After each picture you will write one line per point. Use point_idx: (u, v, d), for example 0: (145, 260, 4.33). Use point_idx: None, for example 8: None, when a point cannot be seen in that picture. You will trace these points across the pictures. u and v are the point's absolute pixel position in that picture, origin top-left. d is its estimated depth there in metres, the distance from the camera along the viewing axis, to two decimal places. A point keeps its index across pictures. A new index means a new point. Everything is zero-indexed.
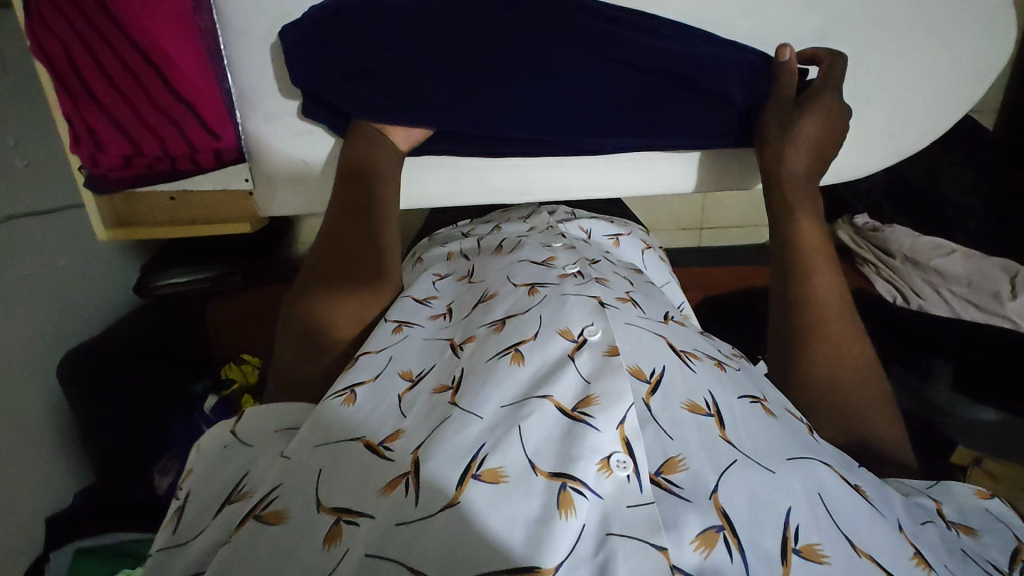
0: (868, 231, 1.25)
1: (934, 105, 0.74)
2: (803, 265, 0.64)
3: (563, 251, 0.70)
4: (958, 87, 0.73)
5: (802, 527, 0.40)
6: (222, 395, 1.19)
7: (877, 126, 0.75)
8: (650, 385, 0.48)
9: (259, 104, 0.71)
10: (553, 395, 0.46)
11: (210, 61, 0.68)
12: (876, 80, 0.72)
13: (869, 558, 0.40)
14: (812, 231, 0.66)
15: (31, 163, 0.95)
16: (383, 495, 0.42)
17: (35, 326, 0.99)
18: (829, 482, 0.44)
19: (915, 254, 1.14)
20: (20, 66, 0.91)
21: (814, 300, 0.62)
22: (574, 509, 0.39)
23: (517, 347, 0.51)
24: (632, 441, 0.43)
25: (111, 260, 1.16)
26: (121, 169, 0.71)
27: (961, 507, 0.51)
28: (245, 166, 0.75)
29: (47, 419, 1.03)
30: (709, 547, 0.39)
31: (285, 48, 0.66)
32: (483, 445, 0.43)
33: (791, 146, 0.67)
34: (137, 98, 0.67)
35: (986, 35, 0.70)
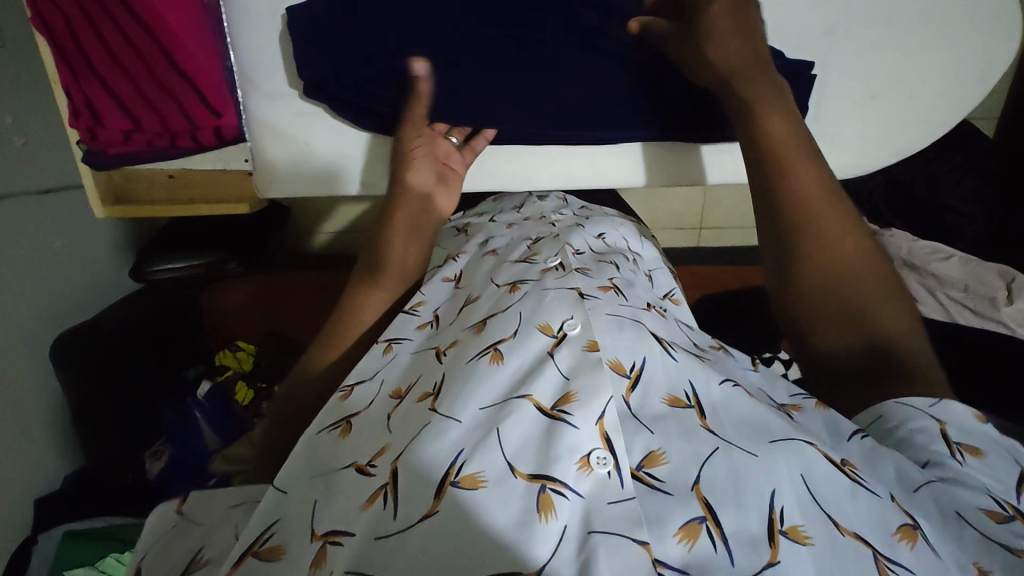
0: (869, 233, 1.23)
1: (939, 103, 0.73)
2: (778, 163, 0.58)
3: (544, 243, 0.68)
4: (961, 87, 0.72)
5: (785, 509, 0.39)
6: (217, 381, 1.19)
7: (880, 125, 0.74)
8: (630, 380, 0.47)
9: (260, 85, 0.70)
10: (531, 394, 0.45)
11: (213, 40, 0.68)
12: (881, 78, 0.72)
13: (853, 536, 0.39)
14: (778, 116, 0.60)
15: (29, 142, 0.94)
16: (362, 511, 0.43)
17: (29, 307, 0.98)
18: (816, 463, 0.42)
19: (913, 259, 1.12)
20: (19, 45, 0.90)
21: (794, 197, 0.57)
22: (553, 511, 0.39)
23: (496, 346, 0.51)
24: (612, 437, 0.43)
25: (107, 242, 1.15)
26: (120, 144, 0.71)
27: (964, 428, 0.47)
28: (246, 146, 0.74)
29: (38, 400, 1.02)
30: (692, 539, 0.38)
31: (292, 32, 0.67)
32: (462, 452, 0.42)
33: (712, 43, 0.61)
34: (139, 74, 0.67)
35: (988, 38, 0.70)
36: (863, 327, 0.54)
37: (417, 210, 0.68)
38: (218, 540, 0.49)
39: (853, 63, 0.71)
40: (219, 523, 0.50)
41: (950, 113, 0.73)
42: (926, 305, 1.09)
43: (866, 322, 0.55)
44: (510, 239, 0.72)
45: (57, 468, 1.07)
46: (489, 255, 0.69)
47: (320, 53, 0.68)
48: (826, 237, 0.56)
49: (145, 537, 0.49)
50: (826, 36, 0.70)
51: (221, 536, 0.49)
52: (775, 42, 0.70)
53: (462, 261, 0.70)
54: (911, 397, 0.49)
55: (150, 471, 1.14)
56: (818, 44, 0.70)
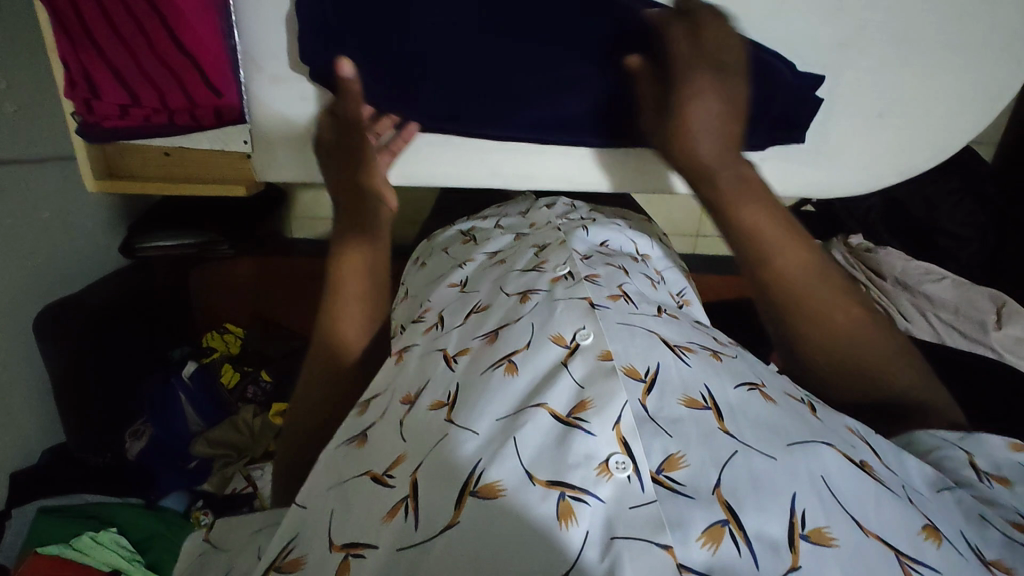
0: (862, 251, 1.27)
1: (943, 127, 0.74)
2: (764, 246, 0.58)
3: (551, 250, 0.67)
4: (974, 110, 0.72)
5: (807, 512, 0.39)
6: (201, 363, 1.20)
7: (884, 145, 0.74)
8: (646, 384, 0.47)
9: (265, 66, 0.68)
10: (547, 402, 0.45)
11: (217, 21, 0.65)
12: (887, 96, 0.72)
13: (875, 537, 0.38)
14: (751, 203, 0.59)
15: (21, 109, 0.92)
16: (384, 524, 0.43)
17: (13, 276, 0.96)
18: (832, 465, 0.42)
19: (906, 279, 1.18)
20: (16, 8, 0.87)
21: (782, 279, 0.57)
22: (574, 518, 0.39)
23: (511, 357, 0.51)
24: (630, 442, 0.43)
25: (98, 215, 1.13)
26: (116, 118, 0.69)
27: (993, 458, 0.47)
28: (245, 127, 0.71)
29: (17, 373, 0.99)
30: (716, 543, 0.37)
31: (302, 18, 0.66)
32: (480, 460, 0.43)
33: (688, 134, 0.61)
34: (137, 45, 0.64)
35: (1001, 63, 0.70)
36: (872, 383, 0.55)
37: (373, 221, 0.68)
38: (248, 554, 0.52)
39: (866, 78, 0.71)
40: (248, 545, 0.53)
41: (952, 137, 0.74)
42: (915, 324, 1.17)
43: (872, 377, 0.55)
44: (518, 248, 0.71)
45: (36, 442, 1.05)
46: (499, 264, 0.69)
47: (334, 47, 0.66)
48: (822, 307, 0.56)
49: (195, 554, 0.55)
50: (841, 49, 0.69)
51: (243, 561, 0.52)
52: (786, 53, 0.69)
53: (470, 269, 0.71)
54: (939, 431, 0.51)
55: (130, 452, 1.14)
56: (834, 57, 0.69)
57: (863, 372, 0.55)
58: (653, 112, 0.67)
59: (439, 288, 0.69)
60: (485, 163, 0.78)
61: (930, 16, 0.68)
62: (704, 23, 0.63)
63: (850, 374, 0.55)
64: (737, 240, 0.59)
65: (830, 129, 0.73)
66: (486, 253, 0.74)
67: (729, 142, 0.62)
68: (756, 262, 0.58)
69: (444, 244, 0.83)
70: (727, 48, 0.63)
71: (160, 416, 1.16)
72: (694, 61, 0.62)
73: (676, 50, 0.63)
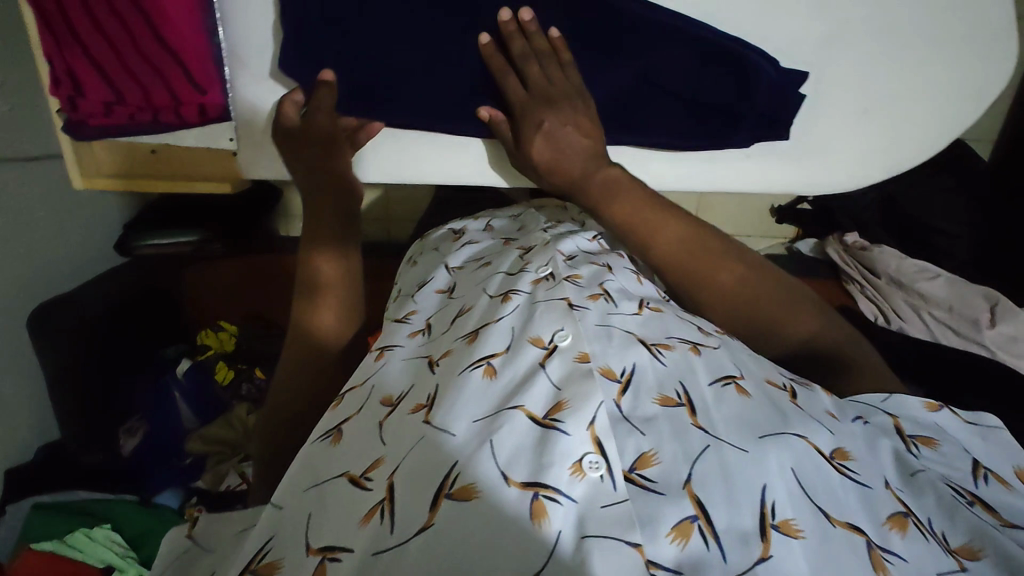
0: (857, 250, 1.28)
1: (927, 123, 0.73)
2: (642, 230, 0.62)
3: (535, 252, 0.67)
4: (957, 112, 0.73)
5: (777, 503, 0.40)
6: (196, 360, 1.21)
7: (866, 143, 0.74)
8: (621, 385, 0.47)
9: (248, 62, 0.67)
10: (524, 404, 0.45)
11: (201, 14, 0.64)
12: (869, 94, 0.72)
13: (843, 526, 0.40)
14: (622, 195, 0.63)
15: (14, 109, 0.92)
16: (360, 528, 0.43)
17: (9, 275, 0.97)
18: (805, 457, 0.43)
19: (900, 277, 1.21)
20: (7, 8, 0.88)
21: (668, 257, 0.61)
22: (547, 517, 0.39)
23: (489, 359, 0.50)
24: (603, 440, 0.43)
25: (93, 214, 1.13)
26: (101, 117, 0.67)
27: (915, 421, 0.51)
28: (230, 126, 0.70)
29: (12, 371, 1.00)
30: (685, 538, 0.38)
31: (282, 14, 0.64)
32: (456, 464, 0.43)
33: (553, 151, 0.65)
34: (120, 42, 0.63)
35: (986, 61, 0.70)
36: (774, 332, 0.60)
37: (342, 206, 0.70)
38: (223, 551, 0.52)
39: (848, 78, 0.71)
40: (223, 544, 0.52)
41: (936, 133, 0.73)
42: (909, 322, 1.19)
43: (772, 326, 0.60)
44: (504, 250, 0.71)
45: (32, 439, 1.06)
46: (483, 267, 0.69)
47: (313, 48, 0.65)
48: (713, 273, 0.61)
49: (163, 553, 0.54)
50: (827, 44, 0.69)
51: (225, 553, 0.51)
52: (770, 50, 0.69)
53: (455, 273, 0.71)
54: (862, 395, 0.54)
55: (125, 449, 1.13)
56: (820, 53, 0.69)
57: (764, 323, 0.61)
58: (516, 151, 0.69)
59: (426, 292, 0.69)
60: (469, 162, 0.76)
61: (913, 12, 0.67)
62: (533, 65, 0.64)
63: (753, 326, 0.61)
64: (620, 228, 0.63)
65: (811, 130, 0.74)
66: (473, 255, 0.74)
67: (591, 154, 0.65)
68: (641, 245, 0.62)
69: (434, 244, 0.84)
70: (566, 86, 0.65)
71: (156, 412, 1.16)
72: (533, 104, 0.65)
73: (513, 100, 0.65)
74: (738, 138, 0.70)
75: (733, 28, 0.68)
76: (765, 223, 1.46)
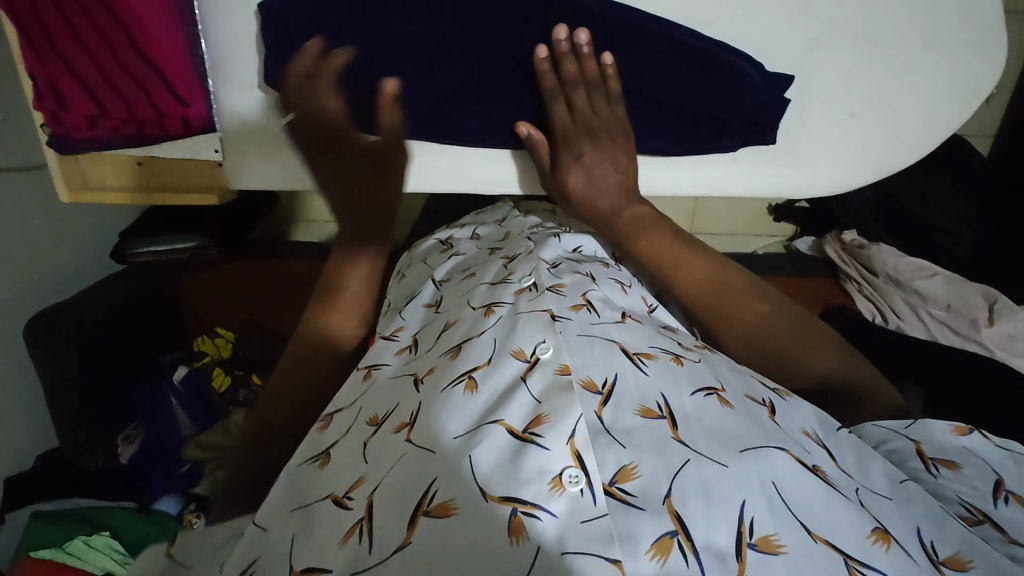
0: (857, 249, 1.27)
1: (909, 127, 0.73)
2: (667, 261, 0.64)
3: (519, 261, 0.67)
4: (948, 112, 0.72)
5: (756, 520, 0.39)
6: (194, 367, 1.21)
7: (850, 148, 0.74)
8: (602, 396, 0.47)
9: (231, 74, 0.66)
10: (503, 418, 0.45)
11: (183, 28, 0.62)
12: (858, 97, 0.71)
13: (825, 542, 0.39)
14: (645, 227, 0.65)
15: (9, 121, 0.93)
16: (339, 547, 0.43)
17: (7, 285, 0.98)
18: (783, 470, 0.43)
19: (898, 275, 1.20)
20: None
21: (691, 287, 0.63)
22: (525, 534, 0.39)
23: (471, 373, 0.51)
24: (583, 455, 0.42)
25: (90, 223, 1.14)
26: (87, 129, 0.64)
27: (940, 447, 0.50)
28: (217, 136, 0.68)
29: (11, 381, 1.01)
30: (664, 555, 0.38)
31: (263, 26, 0.63)
32: (434, 481, 0.43)
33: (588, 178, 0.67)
34: (102, 53, 0.59)
35: (977, 59, 0.69)
36: (790, 364, 0.58)
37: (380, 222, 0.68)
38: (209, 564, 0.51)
39: (834, 82, 0.70)
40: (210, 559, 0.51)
41: (921, 137, 0.73)
42: (906, 320, 1.18)
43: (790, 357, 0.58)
44: (489, 260, 0.71)
45: (32, 447, 1.07)
46: (469, 277, 0.69)
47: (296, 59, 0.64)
48: (735, 305, 0.61)
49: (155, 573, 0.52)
50: (812, 48, 0.68)
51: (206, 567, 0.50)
52: (756, 55, 0.68)
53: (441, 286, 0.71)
54: (886, 420, 0.54)
55: (123, 456, 1.14)
56: (805, 57, 0.69)
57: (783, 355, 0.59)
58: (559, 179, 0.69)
59: (414, 307, 0.70)
60: (458, 169, 0.75)
61: (900, 16, 0.67)
62: (580, 91, 0.65)
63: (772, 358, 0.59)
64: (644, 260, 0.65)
65: (796, 134, 0.73)
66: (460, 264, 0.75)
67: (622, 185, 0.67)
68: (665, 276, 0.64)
69: (423, 254, 0.85)
70: (609, 118, 0.66)
71: (156, 420, 1.17)
72: (575, 133, 0.66)
73: (558, 124, 0.66)
74: (724, 142, 0.70)
75: (718, 34, 0.67)
76: (760, 219, 1.45)
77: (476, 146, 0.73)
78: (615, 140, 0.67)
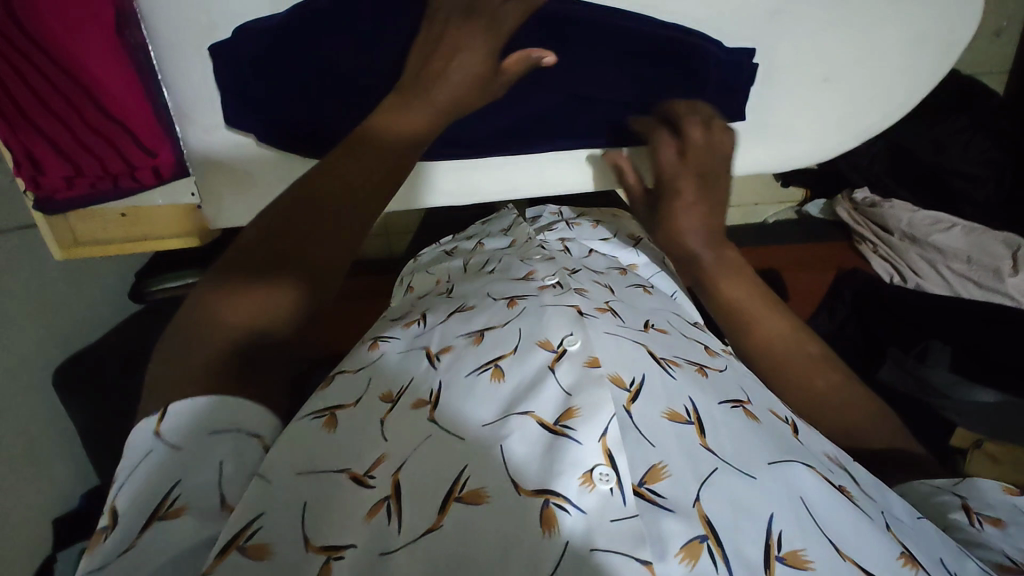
0: (867, 207, 1.21)
1: (886, 85, 0.74)
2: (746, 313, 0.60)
3: (540, 262, 0.66)
4: (926, 65, 0.73)
5: (784, 533, 0.39)
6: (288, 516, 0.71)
7: (833, 111, 0.75)
8: (630, 393, 0.46)
9: (196, 116, 0.65)
10: (533, 411, 0.44)
11: (144, 82, 0.61)
12: (822, 62, 0.72)
13: (852, 561, 0.38)
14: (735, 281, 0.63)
15: None
16: (363, 521, 0.38)
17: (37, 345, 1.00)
18: (808, 484, 0.42)
19: (913, 232, 1.15)
20: None
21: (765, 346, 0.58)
22: (557, 526, 0.38)
23: (497, 362, 0.48)
24: (615, 453, 0.41)
25: (106, 269, 1.18)
26: (66, 190, 0.65)
27: (989, 502, 0.47)
28: (190, 180, 0.69)
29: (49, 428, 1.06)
30: (694, 559, 0.37)
31: (214, 68, 0.63)
32: (465, 468, 0.41)
33: (686, 207, 0.66)
34: (68, 116, 0.60)
35: (957, 5, 0.70)
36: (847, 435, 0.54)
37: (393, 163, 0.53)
38: (201, 472, 0.39)
39: (805, 44, 0.70)
40: (204, 461, 0.39)
41: (897, 93, 0.75)
42: (927, 278, 1.14)
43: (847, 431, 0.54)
44: (506, 258, 0.70)
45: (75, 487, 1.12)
46: (487, 275, 0.66)
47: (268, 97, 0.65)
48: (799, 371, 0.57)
49: (127, 457, 0.40)
50: (771, 17, 0.68)
51: (207, 471, 0.39)
52: (714, 30, 0.68)
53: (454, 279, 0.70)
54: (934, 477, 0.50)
55: None
56: (764, 27, 0.68)
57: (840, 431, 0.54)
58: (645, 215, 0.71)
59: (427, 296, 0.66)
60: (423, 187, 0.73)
61: None
62: (692, 132, 0.67)
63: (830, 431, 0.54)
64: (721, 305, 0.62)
65: (771, 105, 0.73)
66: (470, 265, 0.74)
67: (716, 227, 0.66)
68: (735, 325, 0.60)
69: (428, 266, 0.82)
70: (717, 156, 0.67)
71: None
72: (681, 171, 0.67)
73: (664, 165, 0.67)
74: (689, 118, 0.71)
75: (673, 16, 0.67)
76: (766, 187, 1.33)
77: (458, 158, 0.72)
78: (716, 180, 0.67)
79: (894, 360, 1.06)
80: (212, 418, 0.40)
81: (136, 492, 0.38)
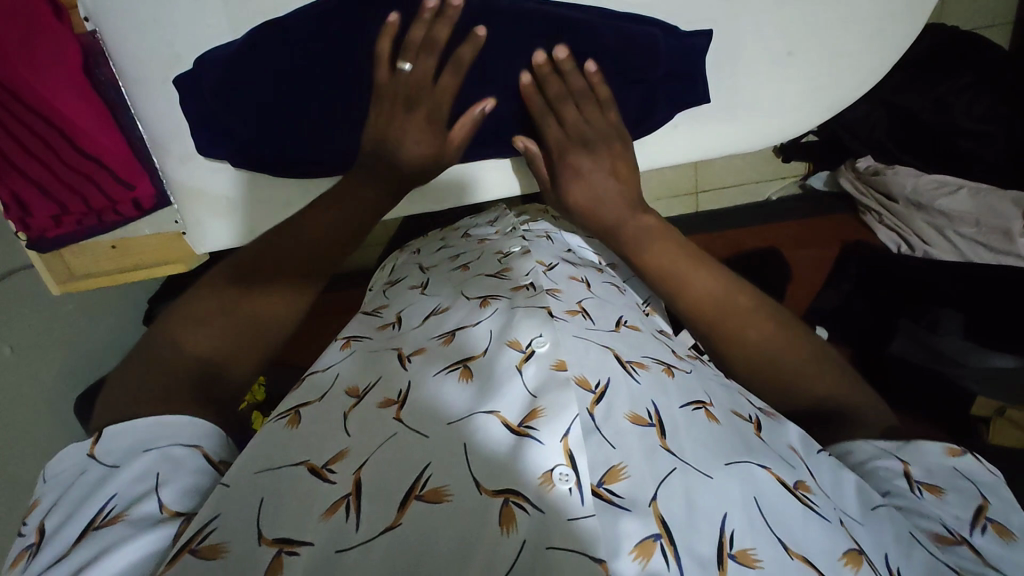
0: (869, 175, 1.17)
1: (860, 50, 0.74)
2: (690, 282, 0.57)
3: (515, 258, 0.61)
4: (895, 29, 0.74)
5: (736, 532, 0.37)
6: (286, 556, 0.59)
7: (808, 83, 0.75)
8: (595, 395, 0.42)
9: (170, 147, 0.68)
10: (498, 409, 0.40)
11: (115, 117, 0.65)
12: (790, 34, 0.72)
13: (801, 559, 0.37)
14: (670, 250, 0.59)
15: None
16: (320, 521, 0.36)
17: None
18: (765, 484, 0.40)
19: (918, 197, 1.10)
20: None
21: (717, 317, 0.55)
22: (514, 523, 0.35)
23: (466, 362, 0.45)
24: (576, 454, 0.37)
25: None
26: (54, 228, 0.69)
27: (929, 468, 0.47)
28: (173, 210, 0.72)
29: None
30: (646, 556, 0.35)
31: (183, 98, 0.65)
32: (427, 466, 0.38)
33: (579, 179, 0.67)
34: (49, 159, 0.64)
35: None
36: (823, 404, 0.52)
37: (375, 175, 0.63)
38: (134, 483, 0.38)
39: (768, 20, 0.71)
40: (136, 474, 0.38)
41: (875, 56, 0.75)
42: (935, 245, 1.09)
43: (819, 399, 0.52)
44: (480, 253, 0.66)
45: None
46: (462, 270, 0.62)
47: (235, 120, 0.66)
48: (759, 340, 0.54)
49: (64, 479, 0.40)
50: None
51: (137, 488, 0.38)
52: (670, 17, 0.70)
53: (428, 271, 0.66)
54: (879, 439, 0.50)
55: None
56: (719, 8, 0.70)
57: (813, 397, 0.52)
58: (552, 192, 0.71)
59: (402, 289, 0.63)
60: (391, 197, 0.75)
61: None
62: (569, 105, 0.66)
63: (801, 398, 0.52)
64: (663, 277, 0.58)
65: (740, 83, 0.74)
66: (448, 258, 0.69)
67: (625, 199, 0.65)
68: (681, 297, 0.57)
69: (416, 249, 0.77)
70: (602, 127, 0.67)
71: None
72: (569, 146, 0.67)
73: (550, 140, 0.68)
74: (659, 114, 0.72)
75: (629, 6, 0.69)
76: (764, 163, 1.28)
77: None
78: (611, 148, 0.68)
79: (907, 330, 1.05)
80: (148, 437, 0.40)
81: (67, 510, 0.38)
